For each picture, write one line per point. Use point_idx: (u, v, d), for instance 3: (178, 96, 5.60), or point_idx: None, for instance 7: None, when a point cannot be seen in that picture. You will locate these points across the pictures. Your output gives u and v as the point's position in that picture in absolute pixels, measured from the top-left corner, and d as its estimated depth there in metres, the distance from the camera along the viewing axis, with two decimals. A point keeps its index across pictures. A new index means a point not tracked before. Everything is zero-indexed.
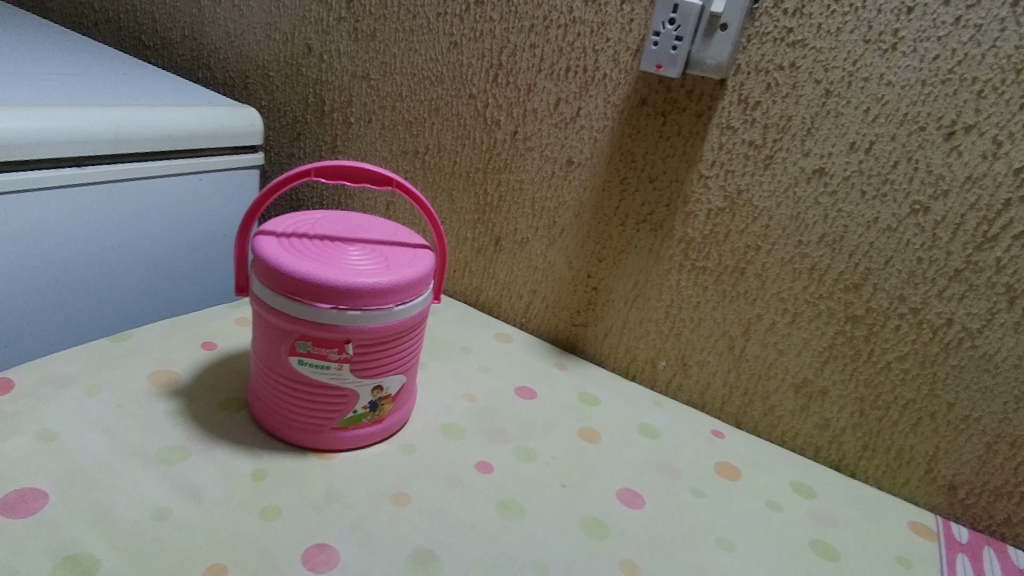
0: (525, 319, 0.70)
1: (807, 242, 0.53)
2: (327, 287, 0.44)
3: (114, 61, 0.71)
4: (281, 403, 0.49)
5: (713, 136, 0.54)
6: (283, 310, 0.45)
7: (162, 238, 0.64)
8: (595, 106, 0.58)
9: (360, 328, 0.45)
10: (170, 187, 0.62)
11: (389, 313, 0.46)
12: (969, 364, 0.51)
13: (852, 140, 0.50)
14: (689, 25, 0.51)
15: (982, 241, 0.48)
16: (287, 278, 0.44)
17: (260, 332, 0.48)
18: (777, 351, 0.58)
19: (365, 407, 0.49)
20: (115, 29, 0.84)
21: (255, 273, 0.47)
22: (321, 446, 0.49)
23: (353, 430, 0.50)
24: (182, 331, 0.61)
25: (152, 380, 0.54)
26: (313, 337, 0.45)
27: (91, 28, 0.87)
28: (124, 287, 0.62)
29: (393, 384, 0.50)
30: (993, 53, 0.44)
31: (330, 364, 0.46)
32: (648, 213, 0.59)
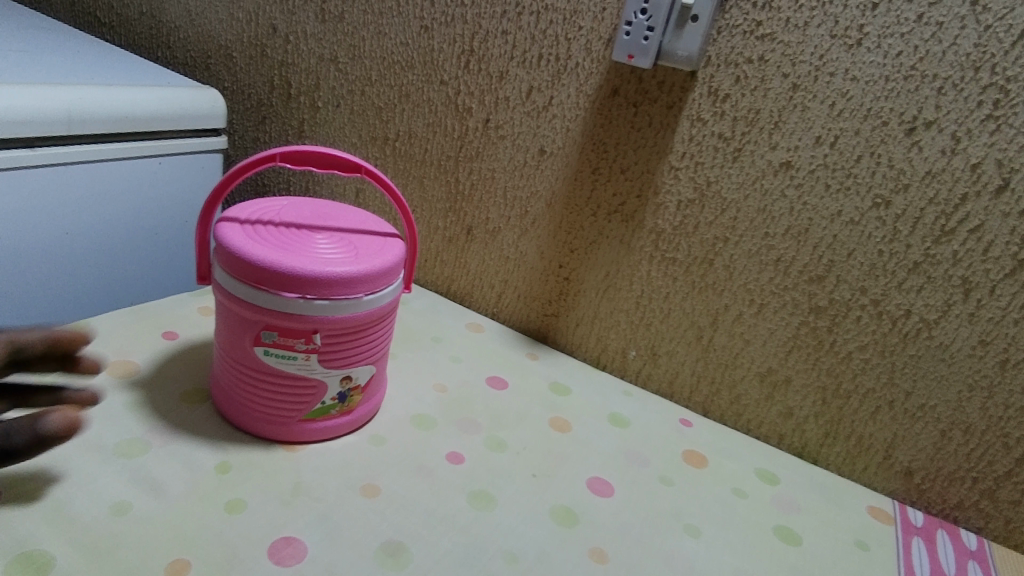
0: (496, 309, 0.69)
1: (773, 234, 0.54)
2: (294, 276, 0.43)
3: (67, 38, 0.68)
4: (246, 395, 0.47)
5: (683, 128, 0.54)
6: (247, 300, 0.44)
7: (119, 223, 0.61)
8: (567, 95, 0.58)
9: (328, 318, 0.44)
10: (128, 171, 0.60)
11: (359, 302, 0.45)
12: (927, 353, 0.52)
13: (818, 134, 0.50)
14: (661, 15, 0.51)
15: (940, 235, 0.49)
16: (252, 267, 0.43)
17: (223, 321, 0.47)
18: (744, 341, 0.59)
19: (334, 398, 0.48)
20: (68, 5, 0.81)
21: (218, 261, 0.46)
22: (288, 438, 0.48)
23: (321, 421, 0.49)
24: (141, 320, 0.59)
25: (110, 370, 0.52)
26: (279, 328, 0.44)
27: (41, 3, 0.82)
28: (79, 275, 0.59)
29: (362, 375, 0.49)
30: (953, 50, 0.45)
31: (297, 354, 0.45)
32: (619, 204, 0.59)
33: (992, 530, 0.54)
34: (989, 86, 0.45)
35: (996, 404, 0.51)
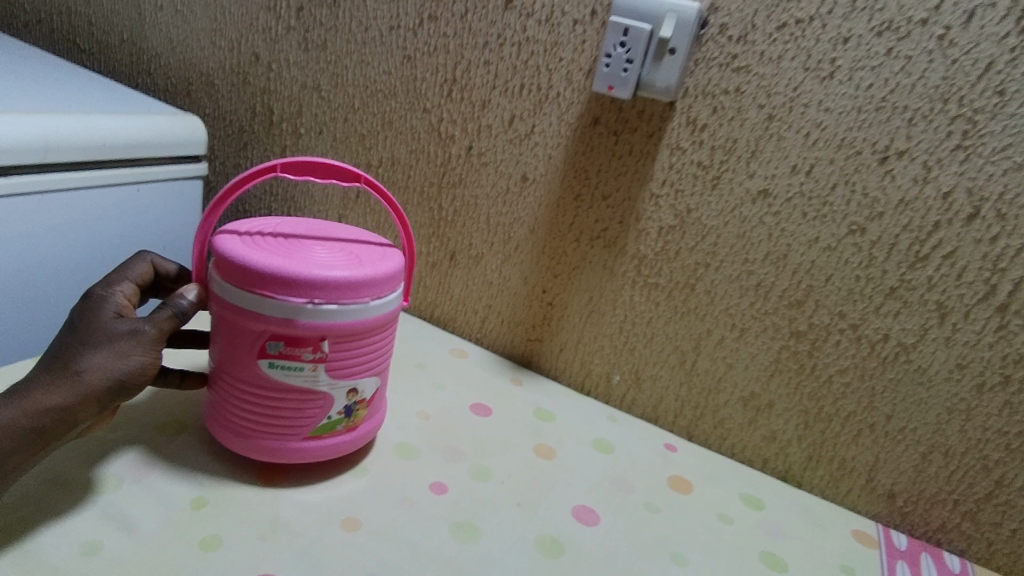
0: (480, 334, 0.69)
1: (753, 260, 0.55)
2: (301, 281, 0.41)
3: (44, 64, 0.67)
4: (247, 413, 0.45)
5: (663, 157, 0.55)
6: (251, 310, 0.42)
7: (94, 251, 0.60)
8: (549, 123, 0.58)
9: (336, 325, 0.43)
10: (105, 198, 0.59)
11: (366, 308, 0.44)
12: (905, 377, 0.53)
13: (794, 163, 0.52)
14: (640, 48, 0.52)
15: (915, 261, 0.50)
16: (256, 274, 0.41)
17: (222, 336, 0.45)
18: (726, 366, 0.59)
19: (340, 413, 0.46)
20: (47, 31, 0.80)
21: (216, 272, 0.44)
22: (294, 457, 0.46)
23: (327, 438, 0.47)
24: None
25: None
26: (284, 337, 0.43)
27: (21, 29, 0.81)
28: (52, 304, 0.58)
29: (367, 388, 0.47)
30: (922, 83, 0.47)
31: (304, 365, 0.44)
32: (602, 229, 0.59)
33: (975, 552, 0.55)
34: (957, 118, 0.47)
35: (975, 427, 0.52)
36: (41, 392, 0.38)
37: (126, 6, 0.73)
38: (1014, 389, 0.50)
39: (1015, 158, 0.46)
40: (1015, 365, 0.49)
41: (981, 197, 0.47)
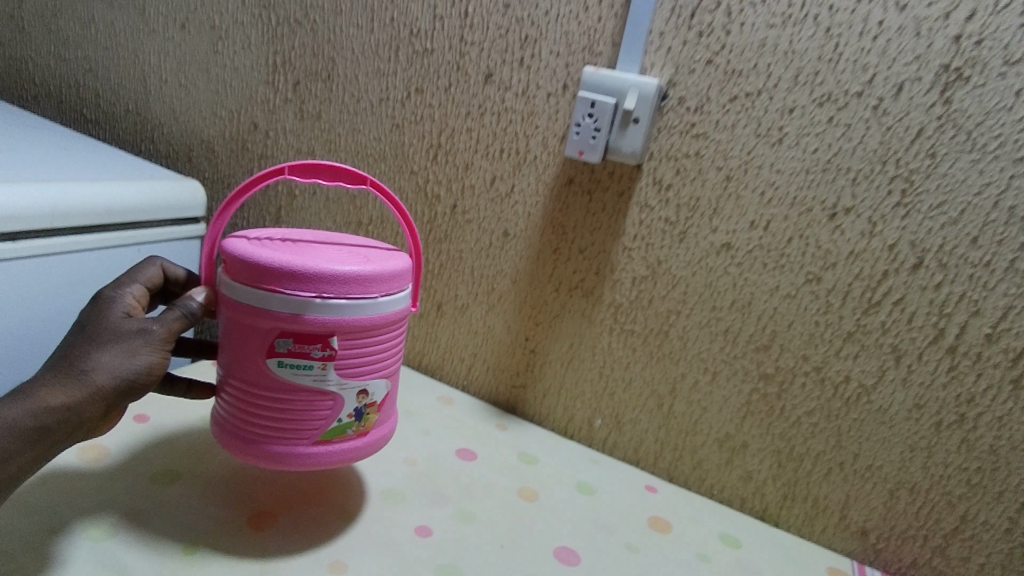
0: (467, 382, 0.71)
1: (721, 306, 0.59)
2: (309, 274, 0.42)
3: (48, 133, 0.70)
4: (257, 418, 0.45)
5: (634, 214, 0.60)
6: (260, 307, 0.42)
7: None
8: (528, 184, 0.63)
9: (345, 320, 0.43)
10: (106, 259, 0.61)
11: (374, 303, 0.44)
12: (869, 416, 0.56)
13: (752, 219, 0.57)
14: (606, 119, 0.57)
15: (868, 306, 0.55)
16: (264, 270, 0.42)
17: (232, 339, 0.45)
18: (701, 409, 0.62)
19: (351, 416, 0.46)
20: (54, 102, 0.83)
21: (227, 275, 0.45)
22: (304, 463, 0.45)
23: (337, 443, 0.46)
24: None
25: (80, 456, 0.51)
26: (294, 333, 0.43)
27: (28, 100, 0.85)
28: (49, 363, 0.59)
29: (378, 390, 0.47)
30: (861, 147, 0.53)
31: (313, 363, 0.44)
32: (579, 280, 0.63)
33: None
34: (895, 178, 0.52)
35: (936, 464, 0.55)
36: (47, 390, 0.38)
37: (132, 80, 0.77)
38: (968, 426, 0.53)
39: (949, 213, 0.51)
40: (968, 404, 0.53)
41: (922, 249, 0.52)
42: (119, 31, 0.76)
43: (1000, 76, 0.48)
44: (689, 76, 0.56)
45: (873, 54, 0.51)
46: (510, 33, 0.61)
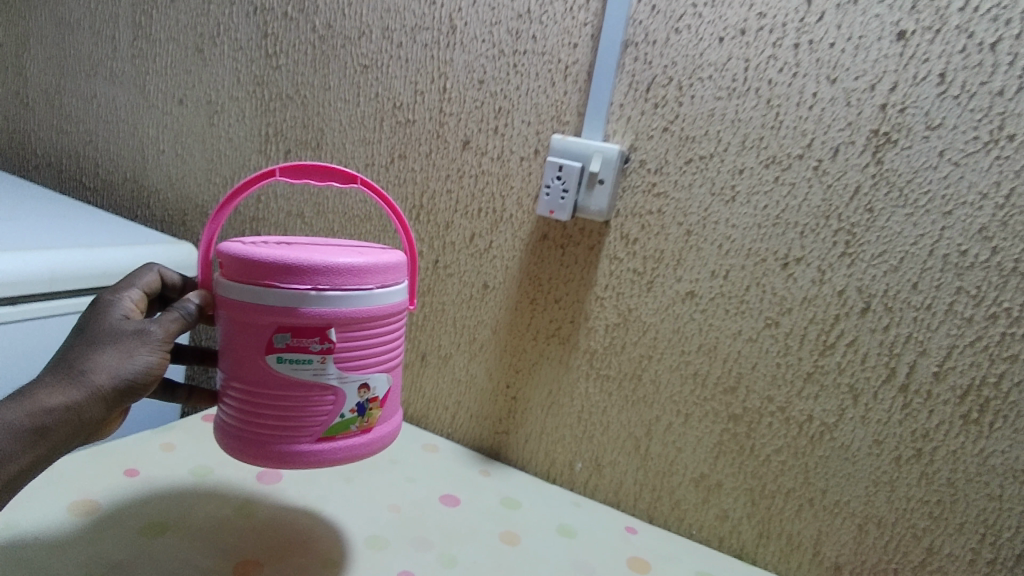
0: (451, 429, 0.74)
1: (688, 350, 0.63)
2: (303, 267, 0.43)
3: (49, 199, 0.75)
4: (259, 418, 0.46)
5: (604, 265, 0.64)
6: (257, 303, 0.43)
7: None
8: (505, 239, 0.67)
9: (341, 311, 0.44)
10: None
11: (370, 294, 0.45)
12: (833, 453, 0.60)
13: (712, 269, 0.61)
14: (573, 181, 0.62)
15: (824, 348, 0.59)
16: (260, 267, 0.43)
17: (230, 339, 0.46)
18: (676, 449, 0.65)
19: (353, 411, 0.46)
20: (53, 171, 0.91)
21: (223, 275, 0.46)
22: (308, 461, 0.46)
23: (341, 439, 0.47)
24: (103, 458, 0.58)
25: (71, 510, 0.51)
26: (291, 328, 0.44)
27: (30, 170, 0.93)
28: None
29: (379, 385, 0.47)
30: (806, 204, 0.57)
31: (312, 357, 0.44)
32: (556, 328, 0.67)
33: None
34: (839, 231, 0.57)
35: (900, 498, 0.58)
36: (45, 391, 0.39)
37: (130, 152, 0.83)
38: (925, 460, 0.57)
39: (891, 262, 0.55)
40: (924, 439, 0.56)
41: (869, 294, 0.56)
42: (120, 106, 0.83)
43: (924, 138, 0.53)
44: (648, 142, 0.61)
45: (810, 121, 0.56)
46: (485, 105, 0.66)
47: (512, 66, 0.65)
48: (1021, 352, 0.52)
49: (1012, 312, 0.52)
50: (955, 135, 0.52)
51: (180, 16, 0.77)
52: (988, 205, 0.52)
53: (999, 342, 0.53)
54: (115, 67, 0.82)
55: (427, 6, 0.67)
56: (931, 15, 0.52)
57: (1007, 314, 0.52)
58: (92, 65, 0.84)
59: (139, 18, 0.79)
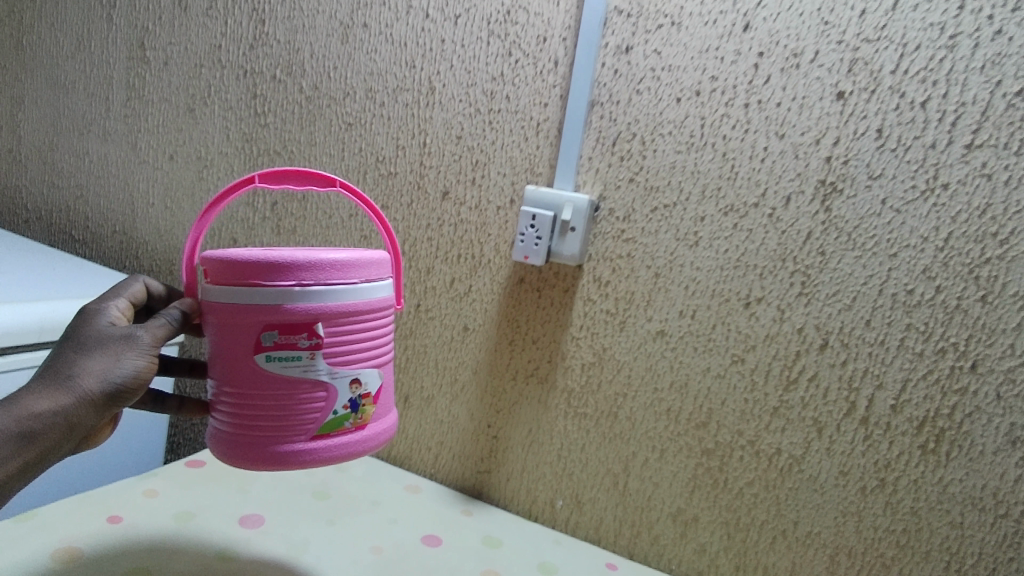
0: (434, 470, 0.76)
1: (661, 387, 0.66)
2: (286, 264, 0.44)
3: (39, 251, 0.79)
4: (253, 420, 0.46)
5: (579, 306, 0.68)
6: (243, 303, 0.44)
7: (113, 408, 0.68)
8: (483, 283, 0.71)
9: (327, 305, 0.45)
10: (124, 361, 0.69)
11: (355, 288, 0.46)
12: (802, 485, 0.62)
13: (680, 309, 0.64)
14: (546, 229, 0.66)
15: (788, 383, 0.62)
16: (243, 267, 0.44)
17: (219, 343, 0.47)
18: (653, 485, 0.67)
19: (346, 407, 0.47)
20: (44, 226, 0.97)
21: (208, 281, 0.47)
22: (304, 459, 0.46)
23: (335, 436, 0.47)
24: (87, 505, 0.58)
25: (54, 557, 0.51)
26: (278, 325, 0.45)
27: (20, 224, 0.99)
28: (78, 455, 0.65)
29: (370, 381, 0.48)
30: (763, 248, 0.61)
31: (301, 353, 0.45)
32: (534, 368, 0.70)
33: None
34: (795, 272, 0.60)
35: (867, 527, 0.60)
36: (34, 397, 0.40)
37: (120, 206, 0.89)
38: (889, 489, 0.59)
39: (844, 301, 0.59)
40: (887, 469, 0.59)
41: (827, 331, 0.60)
42: (111, 162, 0.89)
43: (867, 188, 0.57)
44: (616, 192, 0.66)
45: (763, 173, 0.60)
46: (463, 158, 0.71)
47: (488, 123, 0.70)
48: (970, 384, 0.55)
49: (959, 346, 0.55)
50: (895, 185, 0.56)
51: (174, 80, 0.84)
52: (929, 247, 0.55)
53: (949, 374, 0.56)
54: (108, 125, 0.89)
55: (408, 69, 0.72)
56: (867, 76, 0.56)
57: (955, 348, 0.56)
58: (86, 123, 0.91)
59: (132, 79, 0.86)
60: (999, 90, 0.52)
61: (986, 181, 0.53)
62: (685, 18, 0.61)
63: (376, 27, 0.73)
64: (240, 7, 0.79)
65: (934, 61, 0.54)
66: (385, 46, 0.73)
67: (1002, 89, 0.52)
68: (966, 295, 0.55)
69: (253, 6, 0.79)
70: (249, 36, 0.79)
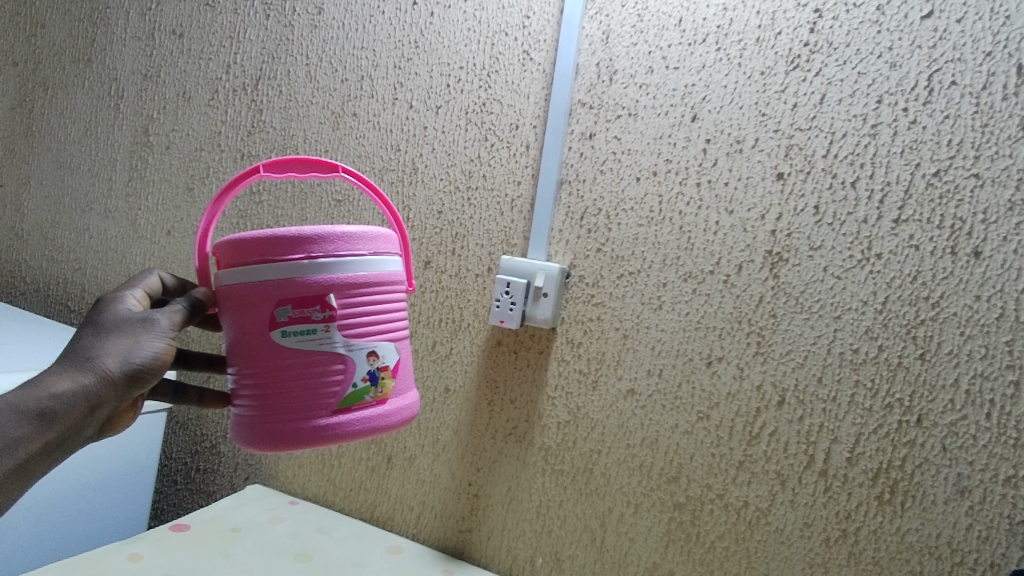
0: (416, 530, 0.79)
1: (633, 444, 0.69)
2: (296, 238, 0.45)
3: (39, 323, 0.84)
4: (274, 399, 0.46)
5: (553, 366, 0.73)
6: (258, 279, 0.45)
7: (118, 473, 0.75)
8: (464, 346, 0.77)
9: (338, 277, 0.46)
10: (136, 430, 0.76)
11: (364, 259, 0.47)
12: (770, 537, 0.63)
13: (648, 368, 0.69)
14: (519, 295, 0.71)
15: (750, 438, 0.64)
16: (255, 243, 0.46)
17: (236, 324, 0.47)
18: (629, 540, 0.69)
19: (365, 380, 0.47)
20: (41, 297, 1.03)
21: (223, 266, 0.48)
22: (327, 435, 0.46)
23: (357, 410, 0.47)
24: (74, 569, 0.59)
25: None
26: (292, 299, 0.45)
27: (20, 296, 1.06)
28: (81, 515, 0.71)
29: (387, 354, 0.48)
30: (721, 310, 0.66)
31: (316, 327, 0.45)
32: (513, 426, 0.74)
33: None
34: (750, 333, 0.64)
35: None
36: (57, 378, 0.43)
37: (115, 278, 0.95)
38: (851, 540, 0.60)
39: (797, 359, 0.62)
40: (847, 520, 0.60)
41: (782, 388, 0.63)
42: (111, 237, 0.96)
43: (809, 257, 0.62)
44: (585, 260, 0.72)
45: (716, 244, 0.66)
46: (444, 231, 0.78)
47: (466, 199, 0.77)
48: (917, 438, 0.57)
49: (904, 401, 0.58)
50: (834, 255, 0.61)
51: (175, 161, 0.92)
52: (869, 310, 0.59)
53: (897, 429, 0.58)
54: (109, 204, 0.97)
55: (394, 152, 0.81)
56: (801, 160, 0.62)
57: (900, 404, 0.58)
58: (88, 202, 0.99)
59: (136, 163, 0.95)
60: (918, 171, 0.58)
61: (914, 252, 0.58)
62: (639, 110, 0.69)
63: (364, 116, 0.82)
64: (240, 99, 0.88)
65: (859, 146, 0.60)
66: (372, 132, 0.82)
67: (921, 171, 0.58)
68: (906, 354, 0.58)
69: (251, 98, 0.88)
70: (247, 123, 0.88)
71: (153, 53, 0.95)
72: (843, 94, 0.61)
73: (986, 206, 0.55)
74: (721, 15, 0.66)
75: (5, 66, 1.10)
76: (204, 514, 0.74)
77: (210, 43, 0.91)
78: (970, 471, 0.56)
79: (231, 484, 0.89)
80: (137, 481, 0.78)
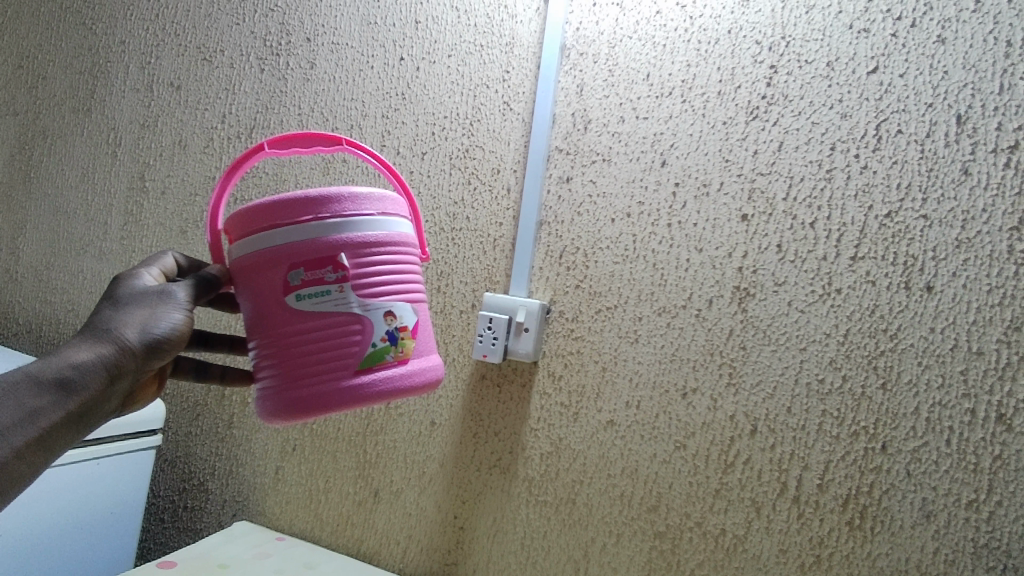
0: (402, 564, 0.80)
1: (614, 474, 0.71)
2: (304, 201, 0.48)
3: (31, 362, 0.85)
4: (297, 365, 0.48)
5: (536, 399, 0.75)
6: (271, 245, 0.48)
7: (108, 509, 0.76)
8: (448, 380, 0.79)
9: (348, 237, 0.48)
10: (127, 466, 0.78)
11: (371, 219, 0.50)
12: (747, 564, 0.65)
13: (626, 400, 0.72)
14: (501, 330, 0.74)
15: (726, 467, 0.67)
16: (265, 209, 0.48)
17: (253, 295, 0.50)
18: (612, 570, 0.71)
19: (384, 340, 0.48)
20: (32, 337, 1.04)
21: (237, 240, 0.51)
22: (352, 396, 0.47)
23: (378, 370, 0.48)
24: None
25: None
26: (304, 262, 0.48)
27: (10, 336, 1.06)
28: (69, 550, 0.72)
29: (404, 315, 0.50)
30: (694, 343, 0.69)
31: (329, 288, 0.47)
32: (497, 458, 0.76)
33: None
34: (722, 365, 0.68)
35: None
36: (77, 350, 0.46)
37: None
38: (825, 565, 0.62)
39: (766, 389, 0.66)
40: (820, 545, 0.62)
41: (754, 417, 0.66)
42: (103, 279, 0.98)
43: (775, 292, 0.66)
44: (565, 297, 0.75)
45: (688, 280, 0.70)
46: (430, 269, 0.82)
47: (451, 240, 0.81)
48: (882, 463, 0.61)
49: (868, 429, 0.62)
50: (798, 290, 0.65)
51: (169, 206, 0.95)
52: (832, 341, 0.64)
53: (864, 455, 0.62)
54: (103, 247, 0.98)
55: None
56: (763, 203, 0.68)
57: (865, 431, 0.62)
58: (82, 245, 1.01)
59: (132, 207, 0.97)
60: (871, 213, 0.63)
61: (871, 287, 0.62)
62: (613, 156, 0.74)
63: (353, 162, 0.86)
64: (234, 146, 0.92)
65: (816, 190, 0.65)
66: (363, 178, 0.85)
67: (873, 213, 0.63)
68: (868, 383, 0.62)
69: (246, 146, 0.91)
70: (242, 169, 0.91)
71: (151, 104, 0.99)
72: (800, 142, 0.66)
73: (934, 245, 0.60)
74: (685, 71, 0.72)
75: (4, 114, 1.13)
76: (192, 552, 0.74)
77: (206, 94, 0.95)
78: (933, 496, 0.59)
79: (217, 523, 0.90)
80: (126, 518, 0.79)
